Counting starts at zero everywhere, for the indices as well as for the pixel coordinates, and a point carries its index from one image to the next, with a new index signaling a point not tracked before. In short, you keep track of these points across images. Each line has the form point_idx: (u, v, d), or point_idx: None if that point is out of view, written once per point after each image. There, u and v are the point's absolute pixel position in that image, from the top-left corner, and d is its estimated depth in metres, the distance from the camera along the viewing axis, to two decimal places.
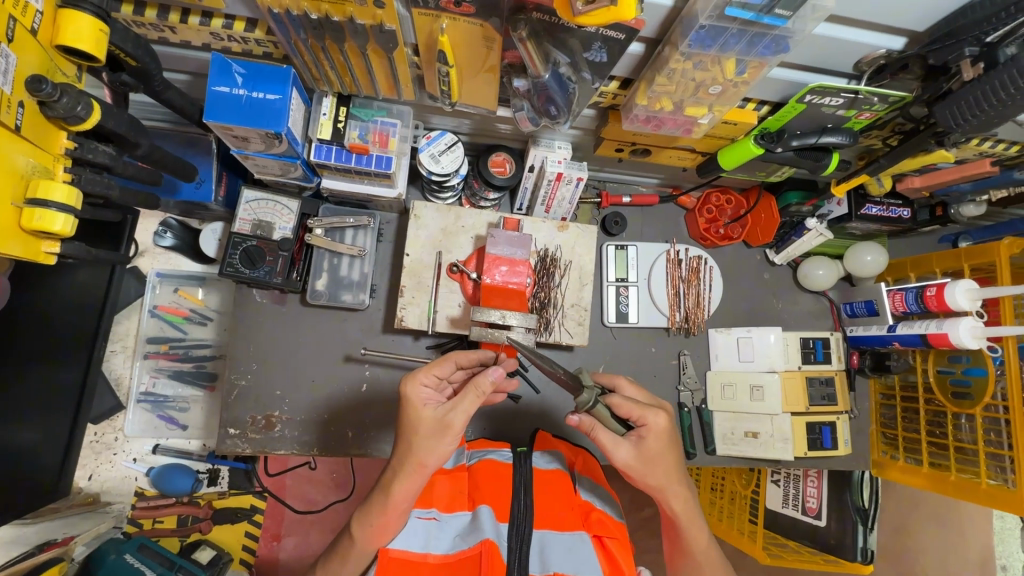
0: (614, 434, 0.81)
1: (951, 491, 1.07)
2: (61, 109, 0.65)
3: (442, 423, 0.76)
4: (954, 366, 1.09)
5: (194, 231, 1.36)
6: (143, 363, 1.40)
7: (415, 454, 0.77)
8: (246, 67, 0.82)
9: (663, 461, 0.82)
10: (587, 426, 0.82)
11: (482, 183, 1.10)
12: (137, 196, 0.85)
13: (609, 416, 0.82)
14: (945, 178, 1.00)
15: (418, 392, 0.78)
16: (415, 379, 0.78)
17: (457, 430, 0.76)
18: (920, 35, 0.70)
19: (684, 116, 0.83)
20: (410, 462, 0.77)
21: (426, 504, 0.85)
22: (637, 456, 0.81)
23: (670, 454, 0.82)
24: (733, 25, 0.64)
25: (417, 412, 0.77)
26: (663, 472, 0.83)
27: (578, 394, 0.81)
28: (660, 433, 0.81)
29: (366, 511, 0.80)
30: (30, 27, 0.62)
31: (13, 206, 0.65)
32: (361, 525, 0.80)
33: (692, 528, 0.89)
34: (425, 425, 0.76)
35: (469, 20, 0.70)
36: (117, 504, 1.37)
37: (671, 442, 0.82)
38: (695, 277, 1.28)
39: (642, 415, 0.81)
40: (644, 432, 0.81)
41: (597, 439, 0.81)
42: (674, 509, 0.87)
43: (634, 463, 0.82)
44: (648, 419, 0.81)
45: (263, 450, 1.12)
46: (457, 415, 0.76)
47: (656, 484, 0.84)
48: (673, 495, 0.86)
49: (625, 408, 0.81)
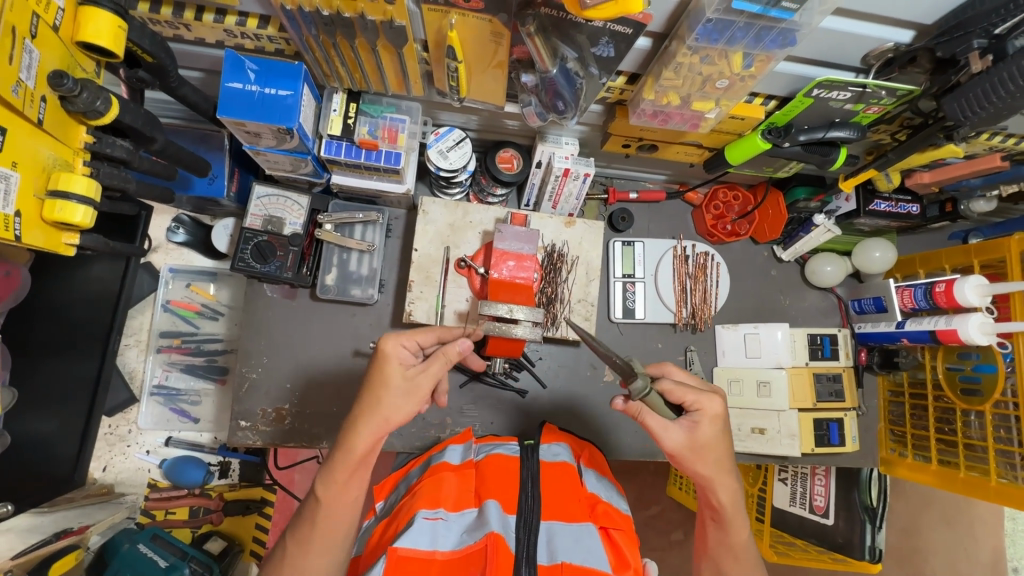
0: (665, 418, 0.81)
1: (961, 488, 1.07)
2: (81, 104, 0.66)
3: (412, 383, 0.77)
4: (963, 363, 1.09)
5: (206, 227, 1.38)
6: (156, 357, 1.42)
7: (381, 411, 0.77)
8: (259, 64, 0.84)
9: (715, 447, 0.83)
10: (635, 411, 0.82)
11: (489, 179, 1.12)
12: (152, 190, 0.86)
13: (661, 403, 0.80)
14: (953, 174, 1.00)
15: (398, 350, 0.78)
16: (396, 336, 0.79)
17: (424, 393, 0.78)
18: (929, 29, 0.70)
19: (691, 110, 0.84)
20: (374, 417, 0.76)
21: (433, 505, 0.82)
22: (690, 441, 0.82)
23: (723, 442, 0.84)
24: (741, 19, 0.64)
25: (392, 368, 0.77)
26: (714, 461, 0.83)
27: (630, 382, 0.77)
28: (714, 419, 0.83)
29: (330, 468, 0.77)
30: (52, 24, 0.64)
31: (35, 197, 0.67)
32: (326, 484, 0.77)
33: (736, 521, 0.87)
34: (396, 384, 0.77)
35: (479, 16, 0.71)
36: (130, 495, 1.38)
37: (724, 431, 0.84)
38: (702, 273, 1.29)
39: (697, 399, 0.82)
40: (699, 416, 0.82)
41: (646, 423, 0.81)
42: (721, 502, 0.85)
43: (687, 448, 0.82)
44: (702, 404, 0.82)
45: (273, 442, 1.14)
46: (424, 375, 0.78)
47: (706, 474, 0.84)
48: (722, 486, 0.84)
49: (678, 393, 0.82)
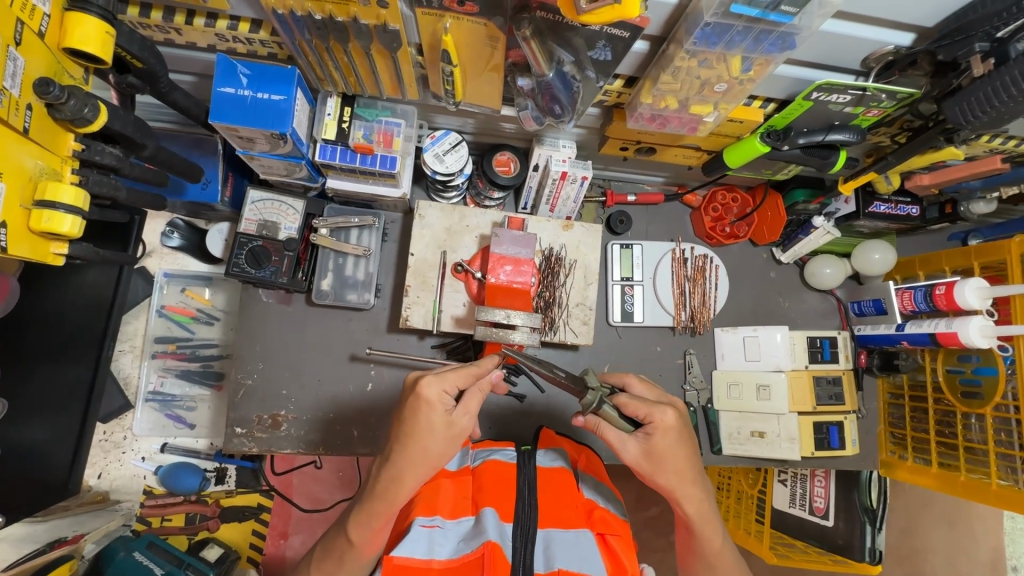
0: (620, 431, 0.82)
1: (961, 491, 1.06)
2: (68, 112, 0.65)
3: (453, 427, 0.78)
4: (964, 366, 1.08)
5: (200, 231, 1.37)
6: (151, 362, 1.41)
7: (429, 458, 0.78)
8: (251, 68, 0.83)
9: (673, 459, 0.81)
10: (592, 425, 0.84)
11: (486, 182, 1.10)
12: (144, 197, 0.84)
13: (617, 416, 0.83)
14: (953, 176, 0.99)
15: (436, 394, 0.78)
16: (434, 379, 0.78)
17: (465, 432, 0.80)
18: (929, 31, 0.69)
19: (689, 114, 0.83)
20: (422, 465, 0.78)
21: (429, 513, 0.82)
22: (645, 453, 0.82)
23: (682, 452, 0.82)
24: (739, 23, 0.63)
25: (430, 415, 0.77)
26: (673, 472, 0.82)
27: (582, 395, 0.83)
28: (668, 430, 0.81)
29: (366, 514, 0.81)
30: (37, 30, 0.63)
31: (22, 208, 0.66)
32: (360, 527, 0.81)
33: (707, 531, 0.87)
34: (438, 430, 0.78)
35: (473, 20, 0.70)
36: (125, 502, 1.37)
37: (681, 441, 0.82)
38: (701, 276, 1.28)
39: (649, 412, 0.81)
40: (652, 429, 0.81)
41: (604, 437, 0.83)
42: (688, 513, 0.85)
43: (643, 461, 0.82)
44: (655, 416, 0.81)
45: (270, 449, 1.13)
46: (465, 415, 0.79)
47: (667, 485, 0.83)
48: (685, 497, 0.84)
49: (633, 406, 0.82)
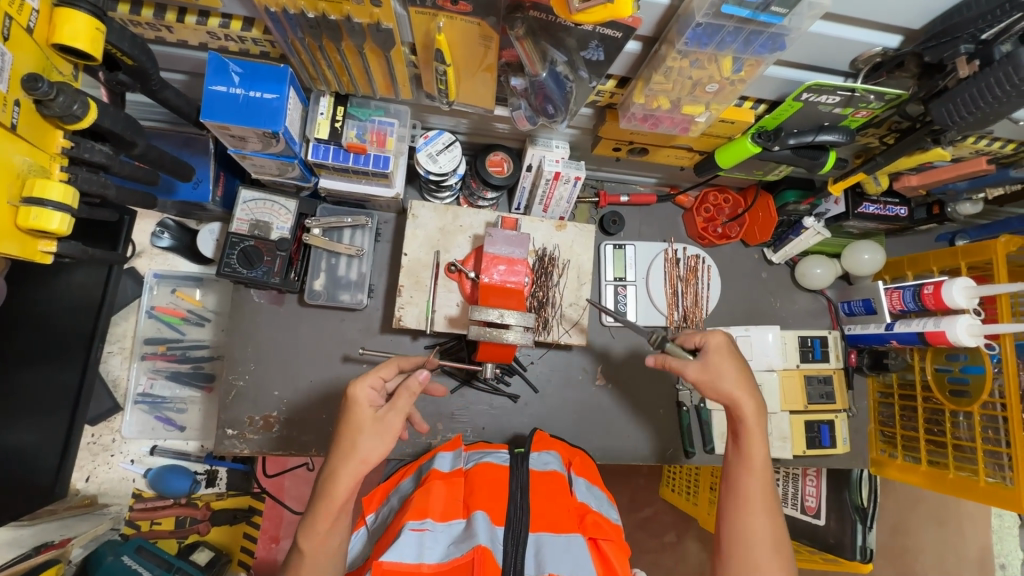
0: (683, 357, 0.91)
1: (950, 489, 1.07)
2: (58, 108, 0.64)
3: (384, 424, 0.78)
4: (951, 364, 1.10)
5: (191, 232, 1.35)
6: (141, 364, 1.39)
7: (358, 453, 0.76)
8: (243, 66, 0.82)
9: (735, 368, 0.89)
10: (658, 360, 0.92)
11: (479, 182, 1.10)
12: (134, 195, 0.84)
13: (678, 347, 0.93)
14: (940, 177, 1.01)
15: (365, 394, 0.80)
16: (362, 380, 0.80)
17: (396, 430, 0.79)
18: (916, 33, 0.70)
19: (681, 114, 0.83)
20: (352, 461, 0.76)
21: (420, 516, 0.80)
22: (709, 369, 0.89)
23: (741, 366, 0.89)
24: (730, 23, 0.64)
25: (361, 411, 0.78)
26: (734, 379, 0.88)
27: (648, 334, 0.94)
28: (726, 345, 0.91)
29: (311, 520, 0.76)
30: (26, 26, 0.62)
31: (9, 204, 0.65)
32: (307, 535, 0.76)
33: (758, 444, 0.87)
34: (366, 423, 0.78)
35: (466, 19, 0.70)
36: (114, 506, 1.35)
37: (737, 356, 0.90)
38: (694, 276, 1.29)
39: (708, 333, 0.92)
40: (711, 346, 0.91)
41: (668, 365, 0.91)
42: (746, 421, 0.87)
43: (707, 376, 0.89)
44: (714, 336, 0.92)
45: (261, 451, 1.12)
46: (393, 413, 0.79)
47: (728, 394, 0.88)
48: (746, 404, 0.87)
49: (691, 336, 0.94)
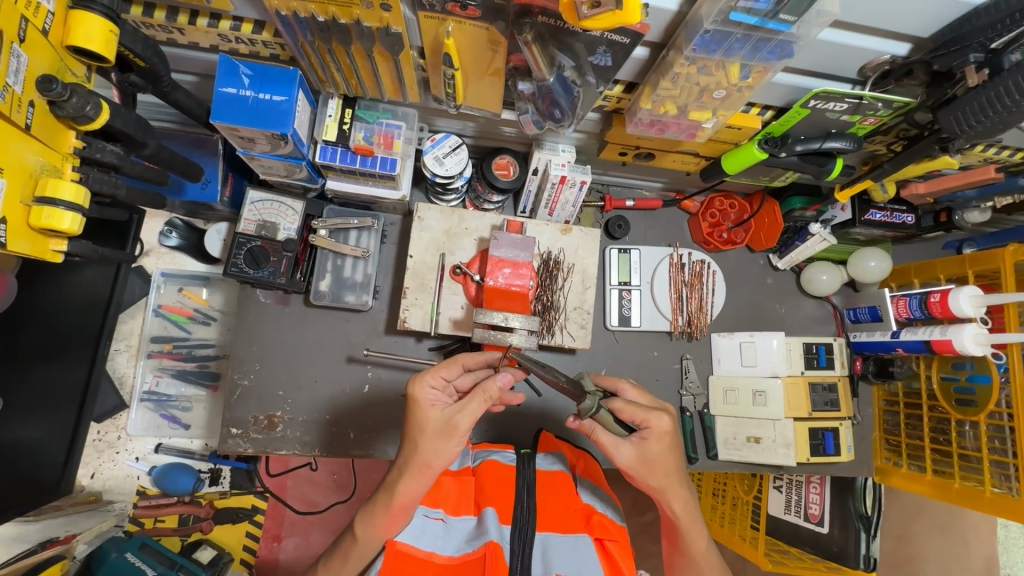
0: (616, 435, 0.82)
1: (955, 498, 1.07)
2: (71, 109, 0.65)
3: (448, 424, 0.78)
4: (958, 373, 1.09)
5: (199, 231, 1.36)
6: (147, 362, 1.40)
7: (421, 455, 0.78)
8: (253, 69, 0.83)
9: (665, 462, 0.82)
10: (587, 430, 0.83)
11: (486, 186, 1.11)
12: (145, 195, 0.84)
13: (611, 420, 0.83)
14: (948, 185, 1.00)
15: (426, 394, 0.80)
16: (422, 381, 0.80)
17: (463, 431, 0.78)
18: (925, 42, 0.70)
19: (688, 120, 0.83)
20: (415, 462, 0.78)
21: (433, 504, 0.86)
22: (639, 457, 0.81)
23: (673, 456, 0.83)
24: (738, 30, 0.64)
25: (425, 412, 0.79)
26: (664, 474, 0.83)
27: (580, 400, 0.82)
28: (662, 435, 0.81)
29: (371, 510, 0.82)
30: (41, 28, 0.63)
31: (22, 204, 0.66)
32: (364, 525, 0.81)
33: (692, 530, 0.88)
34: (432, 426, 0.78)
35: (475, 23, 0.70)
36: (118, 503, 1.37)
37: (674, 444, 0.82)
38: (698, 281, 1.28)
39: (645, 417, 0.81)
40: (646, 433, 0.81)
41: (599, 441, 0.82)
42: (675, 512, 0.87)
43: (637, 464, 0.82)
44: (651, 421, 0.81)
45: (265, 450, 1.12)
46: (464, 417, 0.78)
47: (658, 486, 0.84)
48: (675, 497, 0.86)
49: (628, 411, 0.82)
